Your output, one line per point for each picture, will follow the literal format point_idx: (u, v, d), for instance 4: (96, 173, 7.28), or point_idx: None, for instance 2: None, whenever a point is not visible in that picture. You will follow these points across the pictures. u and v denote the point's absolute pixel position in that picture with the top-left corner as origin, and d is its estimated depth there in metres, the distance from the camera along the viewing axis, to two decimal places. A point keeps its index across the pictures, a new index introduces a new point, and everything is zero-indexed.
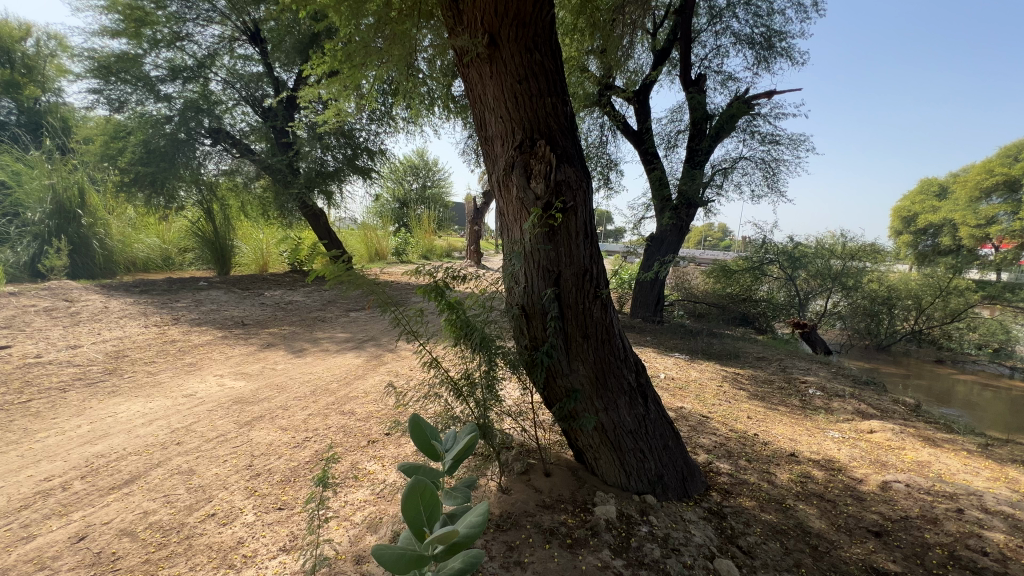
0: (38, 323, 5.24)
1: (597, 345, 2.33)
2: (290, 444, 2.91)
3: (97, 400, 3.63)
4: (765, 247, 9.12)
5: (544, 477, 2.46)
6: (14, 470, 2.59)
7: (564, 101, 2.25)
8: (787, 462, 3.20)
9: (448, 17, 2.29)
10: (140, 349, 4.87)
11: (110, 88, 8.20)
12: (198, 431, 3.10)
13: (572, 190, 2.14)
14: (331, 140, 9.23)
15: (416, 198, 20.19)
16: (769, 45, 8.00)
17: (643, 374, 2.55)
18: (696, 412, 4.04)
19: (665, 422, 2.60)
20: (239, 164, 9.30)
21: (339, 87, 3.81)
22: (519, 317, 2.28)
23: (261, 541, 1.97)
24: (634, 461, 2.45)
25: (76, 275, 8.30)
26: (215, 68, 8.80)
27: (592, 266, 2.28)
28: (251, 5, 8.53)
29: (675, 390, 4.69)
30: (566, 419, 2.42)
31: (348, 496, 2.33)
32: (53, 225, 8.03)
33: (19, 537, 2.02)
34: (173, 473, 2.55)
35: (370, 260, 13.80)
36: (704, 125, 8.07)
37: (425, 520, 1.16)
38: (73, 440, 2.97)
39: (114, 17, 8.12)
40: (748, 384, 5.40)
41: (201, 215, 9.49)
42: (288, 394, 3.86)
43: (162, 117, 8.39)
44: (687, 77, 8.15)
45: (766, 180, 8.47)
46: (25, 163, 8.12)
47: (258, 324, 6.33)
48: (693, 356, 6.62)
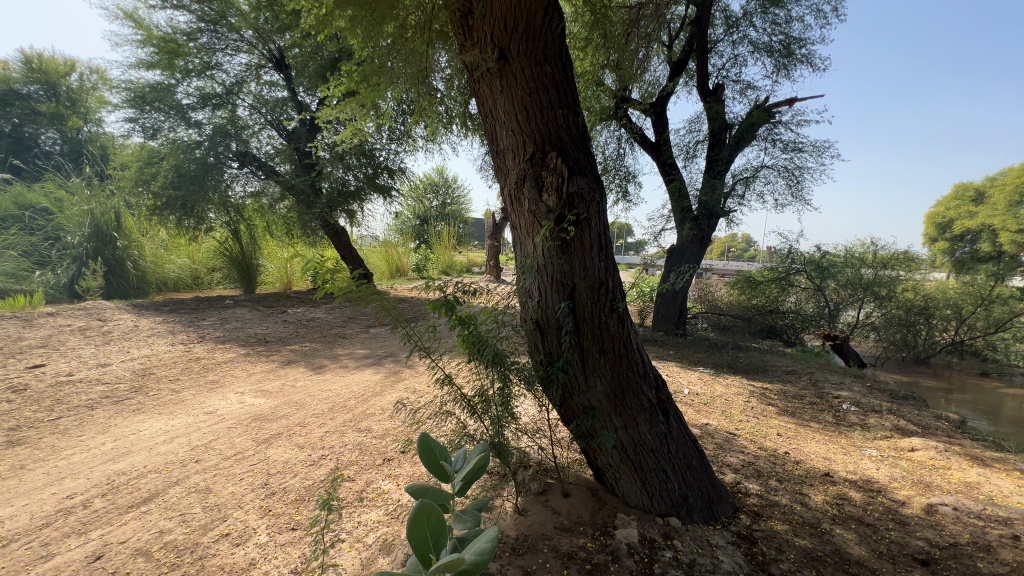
0: (72, 342, 5.43)
1: (615, 360, 2.24)
2: (305, 462, 2.90)
3: (122, 418, 3.71)
4: (791, 257, 8.89)
5: (562, 498, 2.37)
6: (39, 488, 2.64)
7: (576, 112, 2.21)
8: (821, 483, 3.03)
9: (458, 34, 2.31)
10: (167, 367, 4.99)
11: (145, 116, 8.61)
12: (217, 449, 3.12)
13: (586, 201, 2.10)
14: (352, 159, 9.44)
15: (437, 214, 20.44)
16: (788, 52, 7.87)
17: (664, 390, 2.44)
18: (721, 429, 3.88)
19: (690, 441, 2.49)
20: (264, 186, 9.61)
21: (356, 108, 3.84)
22: (534, 332, 2.24)
23: (273, 562, 1.94)
24: (656, 482, 2.35)
25: (111, 295, 8.59)
26: (242, 95, 9.13)
27: (608, 279, 2.22)
28: (277, 33, 8.86)
29: (700, 406, 4.52)
30: (584, 437, 2.34)
31: (362, 516, 2.29)
32: (91, 248, 8.35)
33: (39, 555, 2.05)
34: (190, 491, 2.57)
35: (391, 277, 13.99)
36: (723, 135, 7.94)
37: (432, 545, 1.12)
38: (97, 457, 3.03)
39: (149, 50, 8.56)
40: (778, 400, 5.18)
41: (229, 235, 9.83)
42: (306, 411, 3.86)
43: (192, 142, 8.73)
44: (705, 87, 8.07)
45: (789, 188, 8.26)
46: (67, 191, 8.62)
47: (280, 342, 6.42)
48: (718, 370, 6.41)
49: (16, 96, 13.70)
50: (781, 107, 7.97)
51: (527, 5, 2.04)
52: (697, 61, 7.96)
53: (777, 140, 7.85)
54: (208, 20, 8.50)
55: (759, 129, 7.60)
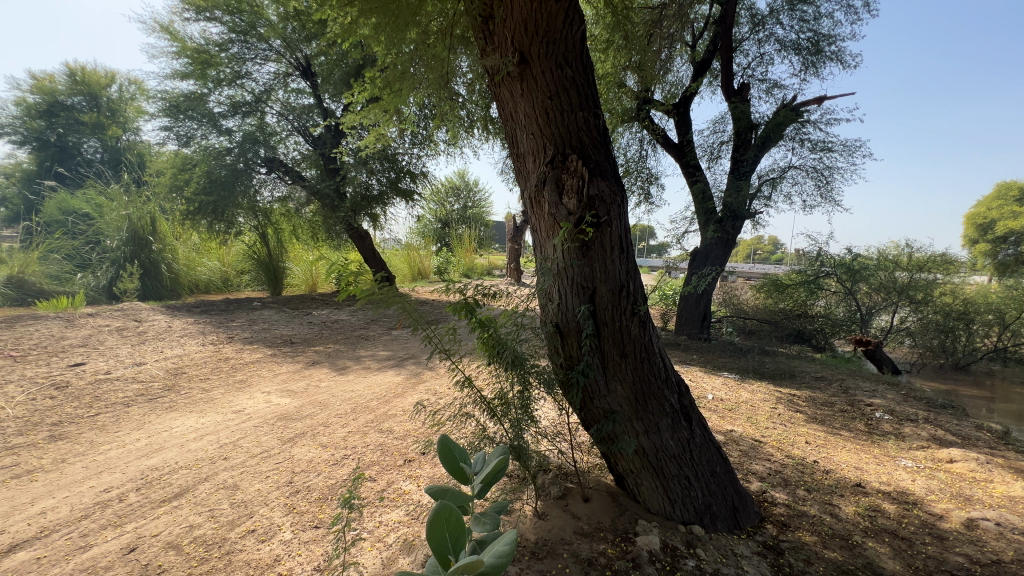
0: (110, 341, 5.66)
1: (636, 363, 2.22)
2: (328, 461, 2.95)
3: (155, 415, 3.85)
4: (821, 259, 8.83)
5: (582, 503, 2.35)
6: (78, 481, 2.76)
7: (596, 114, 2.20)
8: (852, 494, 2.92)
9: (479, 38, 2.33)
10: (197, 366, 5.15)
11: (179, 124, 8.92)
12: (244, 447, 3.20)
13: (606, 203, 2.09)
14: (375, 164, 9.63)
15: (457, 218, 20.56)
16: (817, 49, 7.67)
17: (686, 395, 2.40)
18: (747, 436, 3.78)
19: (713, 447, 2.44)
20: (291, 191, 9.88)
21: (379, 113, 3.91)
22: (554, 335, 2.24)
23: (297, 559, 1.99)
24: (679, 489, 2.31)
25: (146, 296, 8.91)
26: (270, 103, 9.36)
27: (629, 282, 2.19)
28: (304, 42, 9.09)
29: (724, 412, 4.44)
30: (605, 442, 2.32)
31: (383, 516, 2.32)
32: (128, 251, 8.69)
33: (78, 546, 2.14)
34: (218, 487, 2.64)
35: (414, 279, 14.14)
36: (748, 135, 7.78)
37: (451, 547, 1.13)
38: (132, 452, 3.15)
39: (183, 62, 8.89)
40: (806, 406, 5.03)
41: (257, 239, 10.13)
42: (329, 411, 3.93)
43: (223, 149, 9.00)
44: (730, 87, 7.93)
45: (819, 189, 8.02)
46: (107, 197, 9.01)
47: (306, 343, 6.56)
48: (743, 376, 6.27)
49: (61, 107, 14.36)
50: (809, 106, 7.75)
51: (548, 8, 2.05)
52: (722, 60, 7.82)
53: (805, 140, 7.64)
54: (238, 31, 8.80)
55: (786, 128, 7.44)
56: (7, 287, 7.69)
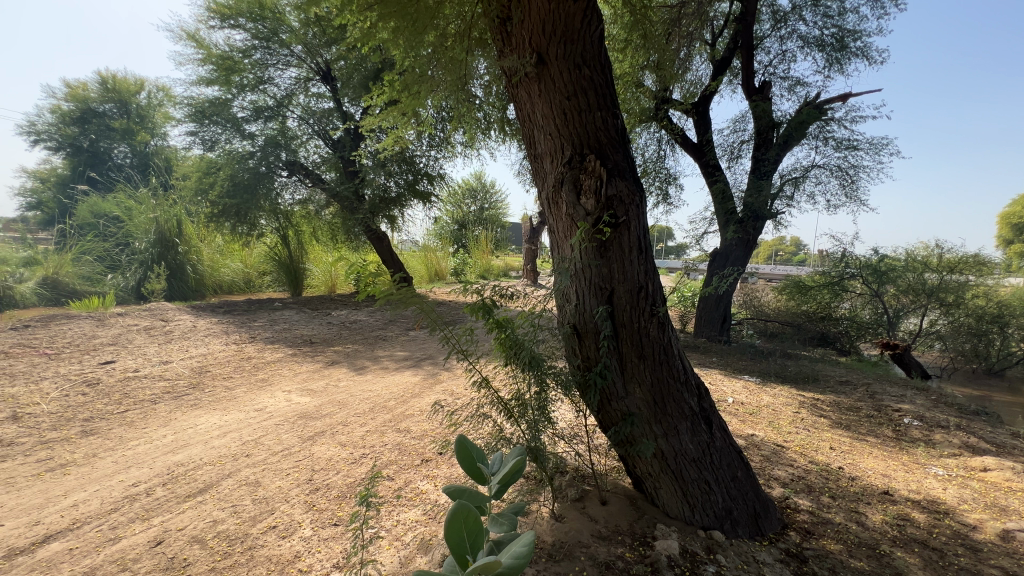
0: (138, 340, 5.83)
1: (655, 365, 2.19)
2: (347, 460, 2.99)
3: (181, 412, 3.95)
4: (845, 260, 8.64)
5: (600, 506, 2.33)
6: (108, 475, 2.85)
7: (614, 114, 2.18)
8: (879, 502, 2.83)
9: (497, 40, 2.34)
10: (220, 365, 5.27)
11: (204, 129, 9.14)
12: (266, 445, 3.26)
13: (625, 204, 2.07)
14: (393, 166, 9.74)
15: (474, 219, 20.65)
16: (841, 46, 7.49)
17: (706, 398, 2.36)
18: (769, 441, 3.70)
19: (734, 451, 2.39)
20: (311, 194, 10.05)
21: (398, 116, 3.94)
22: (571, 336, 2.23)
23: (317, 556, 2.02)
24: (698, 493, 2.27)
25: (172, 297, 9.14)
26: (292, 107, 9.54)
27: (647, 283, 2.17)
28: (324, 47, 9.25)
29: (745, 415, 4.35)
30: (622, 445, 2.29)
31: (400, 515, 2.33)
32: (155, 253, 8.95)
33: (108, 538, 2.21)
34: (241, 484, 2.70)
35: (431, 280, 14.24)
36: (770, 134, 7.64)
37: (469, 547, 1.14)
38: (158, 448, 3.24)
39: (209, 68, 9.12)
40: (830, 411, 4.91)
41: (279, 241, 10.33)
42: (347, 411, 3.98)
43: (246, 152, 9.20)
44: (750, 85, 7.79)
45: (843, 188, 7.82)
46: (136, 201, 9.32)
47: (325, 343, 6.66)
48: (765, 379, 6.14)
49: (93, 114, 14.88)
50: (834, 103, 7.57)
51: (566, 8, 2.04)
52: (742, 57, 7.69)
53: (829, 138, 7.45)
54: (261, 37, 9.00)
55: (810, 126, 7.27)
56: (42, 287, 8.07)
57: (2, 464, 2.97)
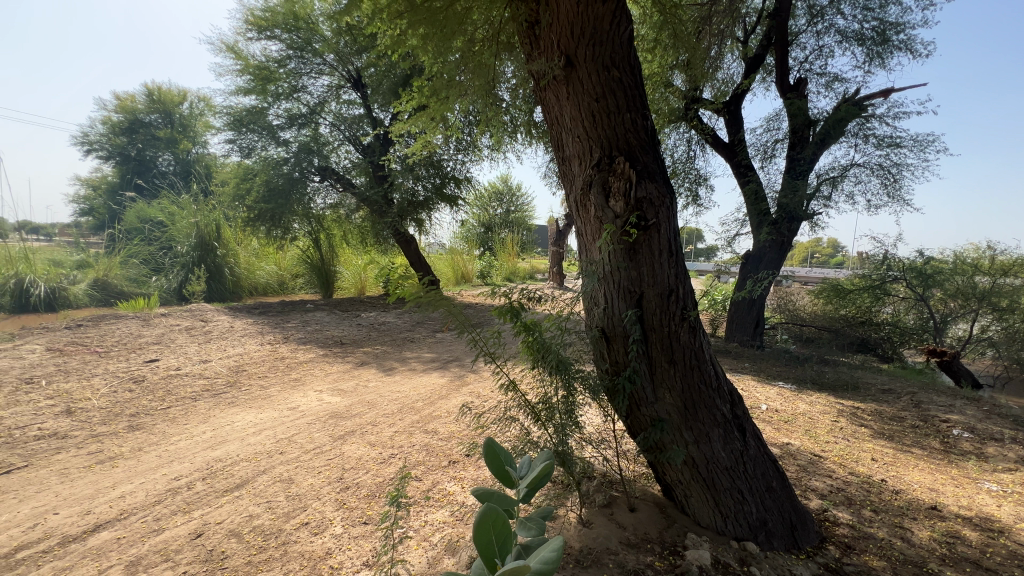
0: (180, 339, 6.10)
1: (685, 371, 2.15)
2: (377, 459, 3.04)
3: (219, 410, 4.11)
4: (887, 263, 8.21)
5: (628, 513, 2.29)
6: (153, 468, 2.99)
7: (644, 115, 2.16)
8: (927, 518, 2.68)
9: (525, 44, 2.35)
10: (256, 365, 5.45)
11: (242, 137, 9.51)
12: (299, 443, 3.35)
13: (655, 206, 2.04)
14: (421, 170, 9.88)
15: (501, 222, 20.74)
16: (882, 39, 7.18)
17: (739, 405, 2.30)
18: (805, 450, 3.57)
19: (768, 460, 2.32)
20: (342, 198, 10.32)
21: (426, 121, 3.99)
22: (599, 340, 2.20)
23: (347, 553, 2.06)
24: (731, 502, 2.21)
25: (212, 298, 9.55)
26: (324, 114, 9.81)
27: (678, 286, 2.13)
28: (355, 55, 9.48)
29: (780, 423, 4.21)
30: (652, 451, 2.25)
31: (428, 516, 2.35)
32: (196, 256, 9.40)
33: (153, 528, 2.31)
34: (275, 480, 2.78)
35: (457, 283, 14.36)
36: (806, 132, 7.39)
37: (498, 550, 1.14)
38: (198, 444, 3.37)
39: (246, 78, 9.48)
40: (872, 421, 4.69)
41: (311, 244, 10.62)
42: (376, 411, 4.05)
43: (281, 159, 9.50)
44: (785, 82, 7.56)
45: (885, 188, 7.49)
46: (178, 206, 9.78)
47: (355, 344, 6.79)
48: (800, 386, 5.92)
49: (140, 124, 15.69)
50: (874, 99, 7.26)
51: (595, 11, 2.03)
52: (776, 54, 7.47)
53: (870, 135, 7.15)
54: (295, 47, 9.30)
55: (849, 124, 7.00)
56: (94, 289, 8.56)
57: (58, 456, 3.15)
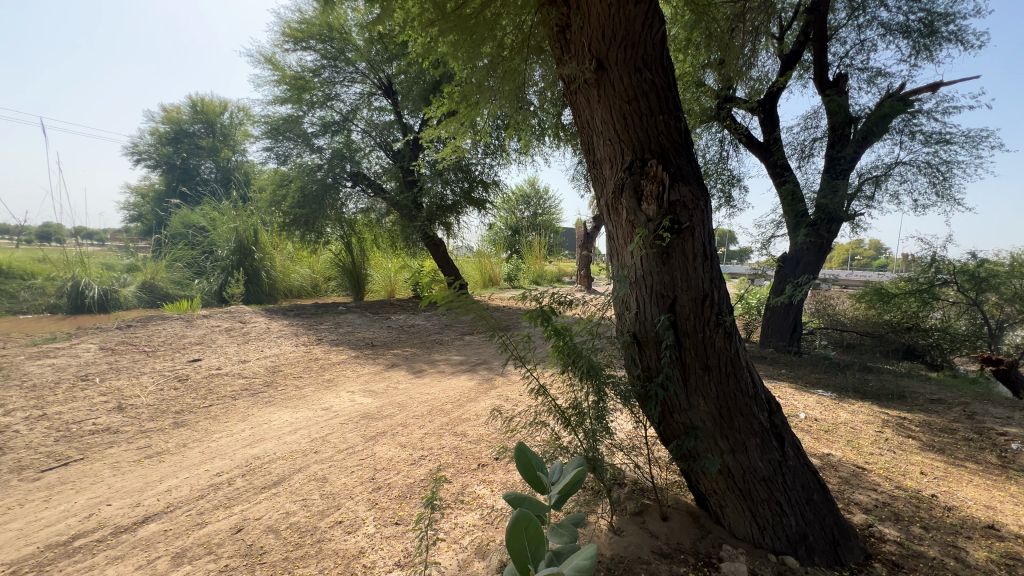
0: (220, 340, 6.35)
1: (721, 377, 2.09)
2: (407, 460, 3.08)
3: (257, 409, 4.25)
4: (936, 266, 7.80)
5: (660, 522, 2.25)
6: (196, 464, 3.12)
7: (677, 117, 2.12)
8: (983, 537, 2.52)
9: (556, 49, 2.35)
10: (291, 365, 5.62)
11: (279, 145, 9.84)
12: (332, 443, 3.43)
13: (689, 209, 2.00)
14: (450, 175, 10.00)
15: (528, 225, 20.77)
16: (930, 31, 6.85)
17: (777, 414, 2.23)
18: (848, 461, 3.42)
19: (808, 472, 2.23)
20: (373, 203, 10.57)
21: (456, 126, 4.03)
22: (631, 345, 2.17)
23: (379, 553, 2.09)
24: (769, 514, 2.14)
25: (250, 300, 9.93)
26: (356, 121, 10.05)
27: (713, 291, 2.08)
28: (386, 63, 9.70)
29: (819, 433, 4.05)
30: (685, 459, 2.20)
31: (458, 518, 2.37)
32: (235, 260, 9.78)
33: (196, 522, 2.41)
34: (310, 478, 2.85)
35: (484, 285, 14.44)
36: (846, 130, 7.11)
37: (531, 557, 1.13)
38: (238, 441, 3.50)
39: (283, 88, 9.81)
40: (920, 432, 4.45)
41: (343, 248, 10.88)
42: (407, 412, 4.11)
43: (315, 165, 9.78)
44: (824, 79, 7.30)
45: (934, 186, 7.11)
46: (219, 212, 10.21)
47: (385, 346, 6.92)
48: (842, 394, 5.68)
49: (185, 134, 16.49)
50: (921, 93, 6.92)
51: (626, 13, 2.02)
52: (815, 50, 7.23)
53: (916, 132, 6.82)
54: (329, 57, 9.58)
55: (893, 120, 6.70)
56: (142, 291, 9.03)
57: (110, 450, 3.32)
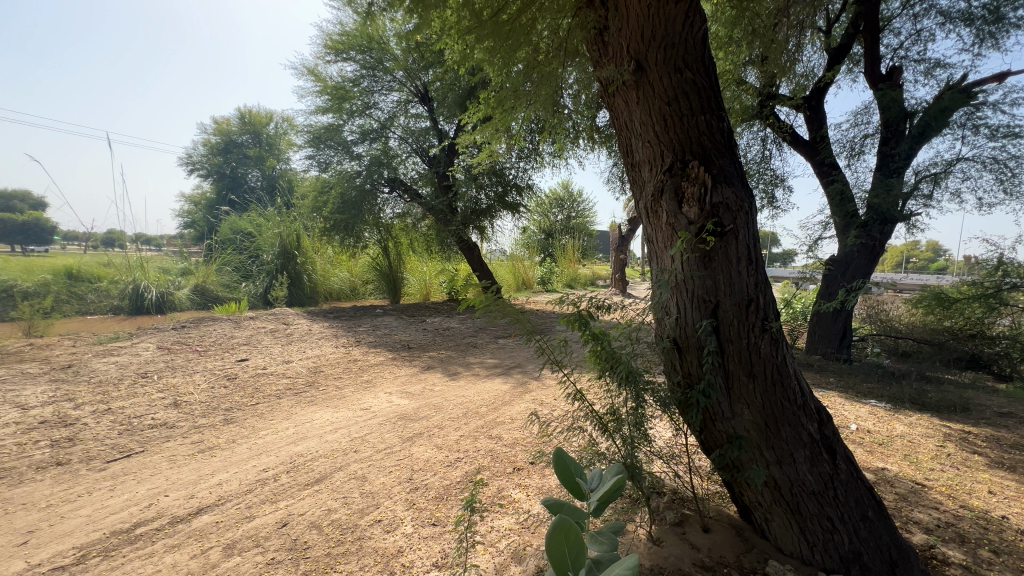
0: (266, 341, 6.63)
1: (766, 386, 2.01)
2: (444, 462, 3.12)
3: (300, 408, 4.41)
4: (1004, 269, 7.10)
5: (702, 533, 2.18)
6: (244, 459, 3.26)
7: (720, 117, 2.06)
8: None
9: (594, 51, 2.34)
10: (332, 366, 5.80)
11: (320, 153, 10.21)
12: (371, 442, 3.52)
13: (732, 211, 1.94)
14: (484, 179, 10.09)
15: (561, 228, 20.71)
16: (996, 17, 6.38)
17: (828, 425, 2.12)
18: (905, 477, 3.22)
19: (863, 487, 2.11)
20: (409, 208, 10.82)
21: (491, 131, 4.06)
22: (671, 351, 2.12)
23: (417, 553, 2.12)
24: (819, 530, 2.03)
25: (292, 302, 10.35)
26: (394, 128, 10.28)
27: (758, 296, 2.01)
28: (422, 71, 9.91)
29: (873, 445, 3.83)
30: (728, 470, 2.12)
31: (495, 521, 2.38)
32: (279, 263, 10.21)
33: (245, 515, 2.51)
34: (350, 477, 2.93)
35: (518, 289, 14.47)
36: (901, 125, 6.72)
37: (571, 564, 1.12)
38: (282, 439, 3.64)
39: (325, 98, 10.17)
40: (987, 447, 4.13)
41: (380, 252, 11.12)
42: (442, 414, 4.16)
43: (354, 172, 10.07)
44: (876, 72, 6.93)
45: (1000, 183, 6.62)
46: (264, 218, 10.69)
47: (421, 348, 7.04)
48: (897, 405, 5.35)
49: (234, 144, 17.38)
50: (986, 84, 6.46)
51: (666, 13, 1.98)
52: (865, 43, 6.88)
53: (981, 125, 6.36)
54: (368, 67, 9.86)
55: (954, 114, 6.28)
56: (194, 294, 9.59)
57: (167, 443, 3.52)
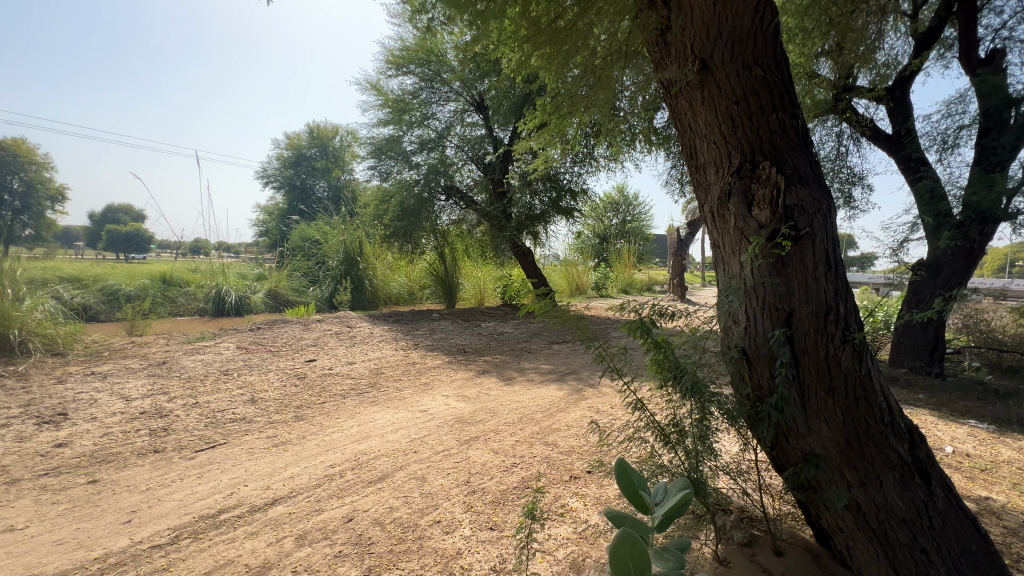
0: (332, 343, 7.00)
1: (848, 401, 1.86)
2: (500, 467, 3.14)
3: (363, 407, 4.60)
4: None
5: (774, 557, 2.05)
6: (313, 455, 3.45)
7: (793, 114, 1.95)
8: None
9: (655, 53, 2.29)
10: (392, 368, 6.03)
11: (382, 163, 10.67)
12: (430, 444, 3.61)
13: (808, 214, 1.82)
14: (539, 185, 10.13)
15: (615, 233, 20.39)
16: None
17: (919, 447, 1.93)
18: (1015, 509, 2.85)
19: (962, 516, 1.90)
20: (464, 214, 11.09)
21: (546, 137, 4.06)
22: (739, 361, 2.01)
23: (476, 556, 2.15)
24: (911, 563, 1.84)
25: (355, 306, 10.90)
26: (450, 137, 10.57)
27: (837, 304, 1.87)
28: (478, 80, 10.13)
29: (973, 471, 3.43)
30: (804, 490, 1.98)
31: (552, 529, 2.36)
32: (343, 269, 10.84)
33: (315, 508, 2.66)
34: (411, 477, 3.02)
35: (571, 294, 14.38)
36: (1005, 114, 6.02)
37: None
38: (348, 437, 3.82)
39: (386, 111, 10.64)
40: None
41: (436, 258, 11.38)
42: (498, 419, 4.20)
43: (412, 181, 10.44)
44: (973, 57, 6.27)
45: None
46: (330, 226, 11.34)
47: (476, 352, 7.15)
48: (1001, 426, 4.77)
49: (304, 157, 18.61)
50: None
51: (734, 9, 1.91)
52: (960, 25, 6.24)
53: None
54: (426, 79, 10.22)
55: None
56: (268, 297, 10.44)
57: (245, 437, 3.80)
